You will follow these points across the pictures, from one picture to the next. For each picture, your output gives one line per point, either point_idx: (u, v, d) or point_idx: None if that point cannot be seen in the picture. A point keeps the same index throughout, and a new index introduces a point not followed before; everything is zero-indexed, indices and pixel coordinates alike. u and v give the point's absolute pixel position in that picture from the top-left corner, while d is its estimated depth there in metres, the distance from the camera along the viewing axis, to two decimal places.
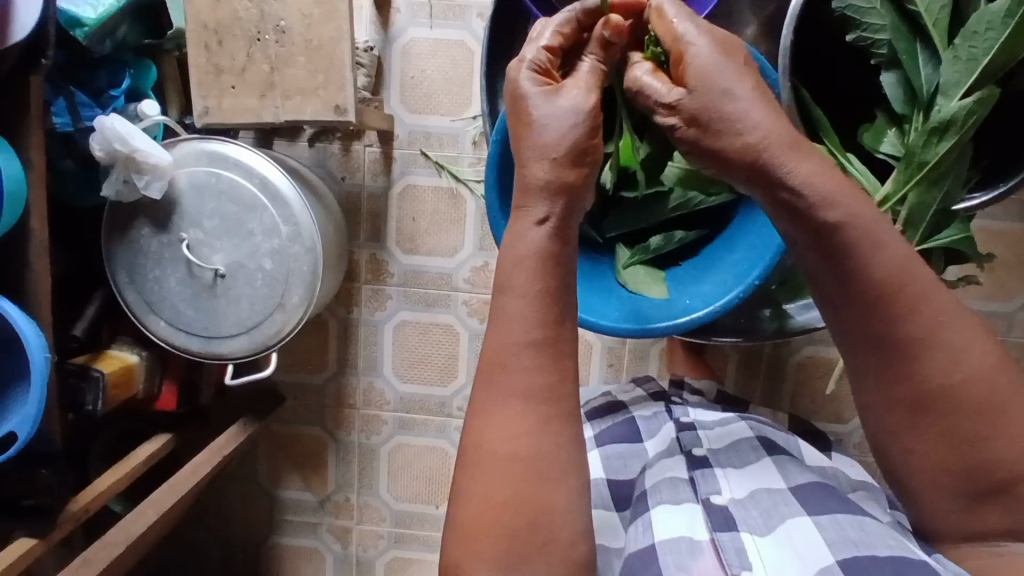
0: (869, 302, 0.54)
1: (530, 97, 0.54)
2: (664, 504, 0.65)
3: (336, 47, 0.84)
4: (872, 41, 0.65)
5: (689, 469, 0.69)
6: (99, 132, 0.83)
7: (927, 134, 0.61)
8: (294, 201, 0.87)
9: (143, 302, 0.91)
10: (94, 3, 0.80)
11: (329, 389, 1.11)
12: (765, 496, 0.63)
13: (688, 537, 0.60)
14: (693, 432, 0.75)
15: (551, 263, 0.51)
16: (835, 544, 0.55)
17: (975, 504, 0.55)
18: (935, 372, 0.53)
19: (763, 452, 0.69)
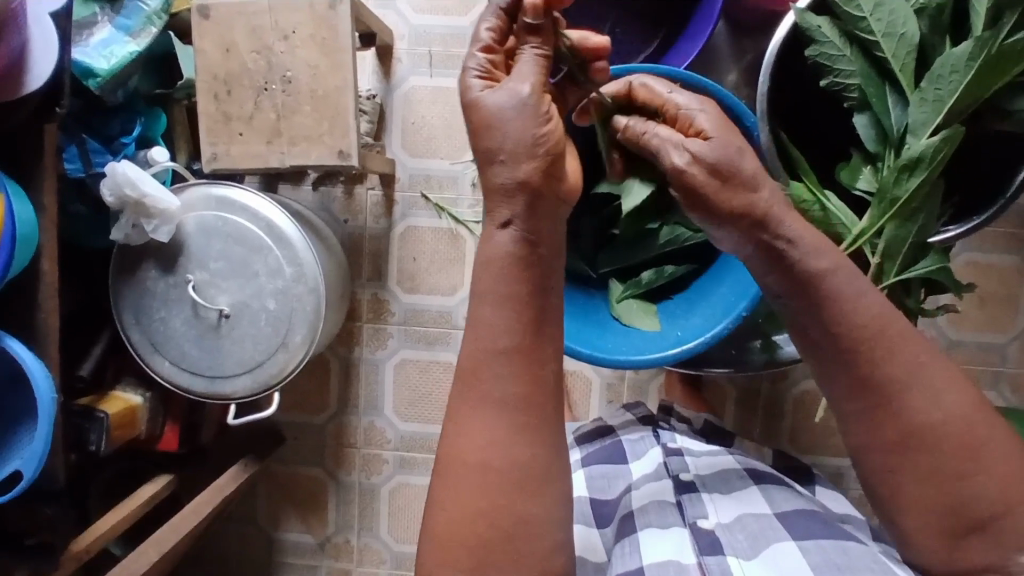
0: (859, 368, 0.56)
1: (473, 103, 0.51)
2: (651, 528, 0.66)
3: (341, 96, 0.87)
4: (844, 86, 0.68)
5: (676, 493, 0.70)
6: (110, 177, 0.85)
7: (898, 170, 0.63)
8: (298, 243, 0.90)
9: (148, 342, 0.93)
10: (107, 55, 0.84)
11: (329, 428, 1.12)
12: (752, 521, 0.63)
13: (676, 560, 0.61)
14: (681, 458, 0.76)
15: (518, 266, 0.51)
16: (817, 566, 0.56)
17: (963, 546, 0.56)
18: (918, 417, 0.55)
19: (751, 480, 0.70)
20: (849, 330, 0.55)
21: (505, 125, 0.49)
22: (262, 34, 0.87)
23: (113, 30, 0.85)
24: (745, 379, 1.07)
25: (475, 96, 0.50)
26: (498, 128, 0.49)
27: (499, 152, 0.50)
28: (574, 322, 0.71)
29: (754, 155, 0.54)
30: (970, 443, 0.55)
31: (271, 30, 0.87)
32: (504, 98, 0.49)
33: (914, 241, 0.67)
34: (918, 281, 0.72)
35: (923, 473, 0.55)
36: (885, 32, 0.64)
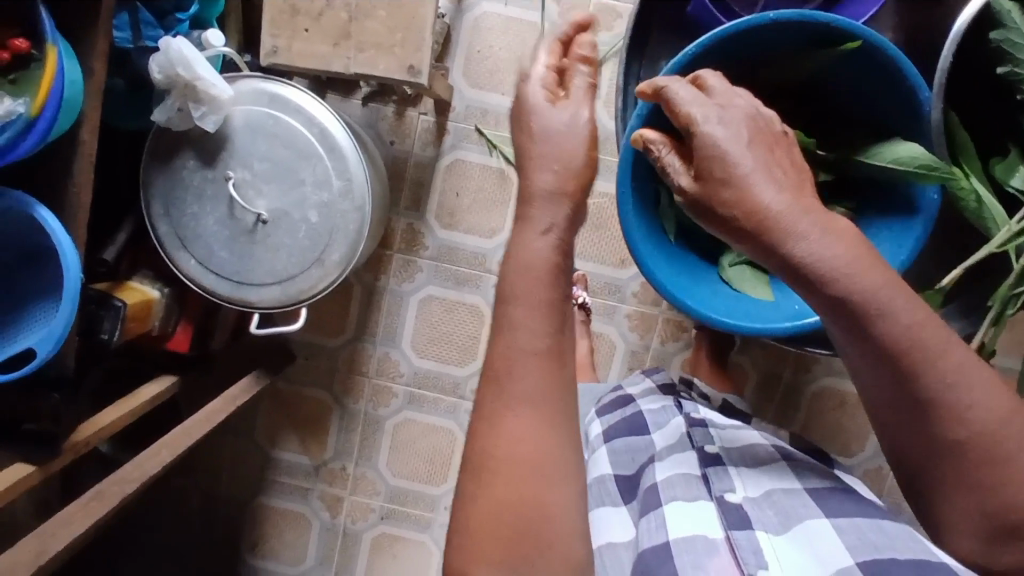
0: (884, 355, 0.51)
1: (534, 108, 0.58)
2: (678, 501, 0.60)
3: (420, 7, 0.82)
4: (1023, 78, 0.64)
5: (701, 466, 0.64)
6: (162, 53, 0.80)
7: None
8: (351, 156, 0.85)
9: (174, 237, 0.88)
10: None
11: (342, 354, 1.09)
12: (782, 497, 0.59)
13: (704, 535, 0.56)
14: (705, 428, 0.69)
15: (554, 273, 0.51)
16: (855, 548, 0.52)
17: (993, 543, 0.55)
18: (947, 427, 0.53)
19: (778, 457, 0.64)
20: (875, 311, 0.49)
21: (561, 133, 0.56)
22: None
23: None
24: (769, 367, 1.06)
25: (533, 105, 0.58)
26: (548, 137, 0.57)
27: (549, 159, 0.55)
28: (688, 279, 0.71)
29: (747, 178, 0.49)
30: (1003, 452, 0.53)
31: None
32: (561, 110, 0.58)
33: None
34: None
35: (958, 482, 0.55)
36: None
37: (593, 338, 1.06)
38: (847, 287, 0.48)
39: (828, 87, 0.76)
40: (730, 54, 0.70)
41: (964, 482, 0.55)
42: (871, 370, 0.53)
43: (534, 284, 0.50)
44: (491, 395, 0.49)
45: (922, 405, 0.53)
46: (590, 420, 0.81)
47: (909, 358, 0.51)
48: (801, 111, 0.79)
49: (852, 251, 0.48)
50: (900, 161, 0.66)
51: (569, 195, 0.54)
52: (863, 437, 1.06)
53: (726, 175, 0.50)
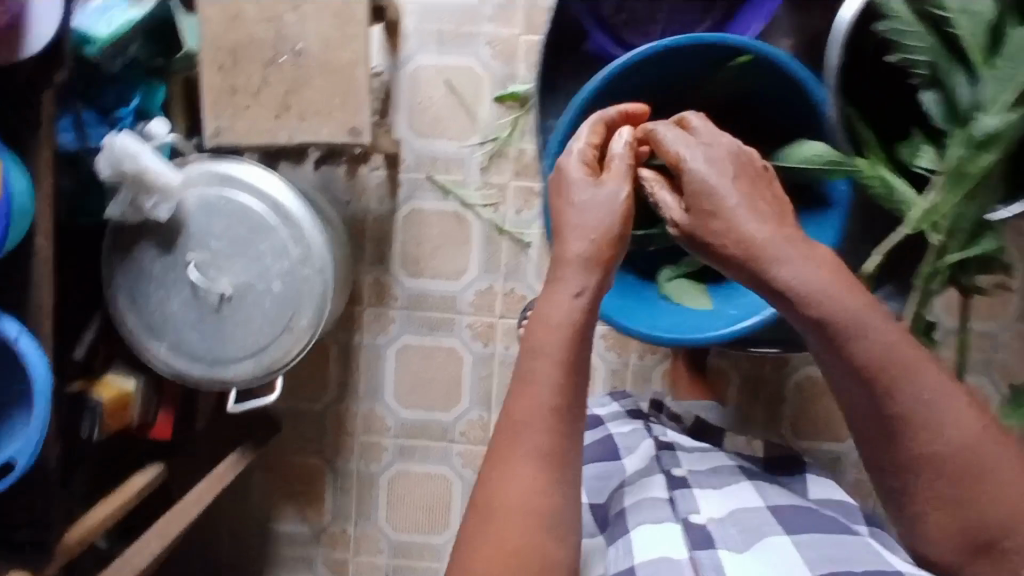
0: (861, 367, 0.58)
1: (573, 184, 0.62)
2: (645, 524, 0.62)
3: (354, 70, 0.84)
4: (913, 63, 0.66)
5: (669, 489, 0.67)
6: (106, 151, 0.81)
7: (972, 145, 0.63)
8: (305, 222, 0.87)
9: (144, 326, 0.88)
10: (107, 20, 0.79)
11: (328, 415, 1.09)
12: (744, 516, 0.61)
13: (668, 557, 0.59)
14: (672, 454, 0.73)
15: (577, 330, 0.57)
16: (812, 561, 0.55)
17: (973, 557, 0.59)
18: (921, 441, 0.58)
19: (741, 477, 0.68)
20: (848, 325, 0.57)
21: (596, 208, 0.60)
22: (271, 4, 0.83)
23: None
24: (749, 367, 1.08)
25: (573, 181, 0.62)
26: (582, 210, 0.61)
27: (581, 227, 0.60)
28: (627, 301, 0.74)
29: (731, 215, 0.59)
30: (974, 465, 0.57)
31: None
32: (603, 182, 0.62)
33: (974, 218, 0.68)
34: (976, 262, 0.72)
35: (938, 498, 0.59)
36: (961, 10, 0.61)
37: None
38: (829, 307, 0.57)
39: (745, 96, 0.78)
40: (638, 77, 0.74)
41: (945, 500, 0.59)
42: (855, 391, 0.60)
43: (553, 338, 0.57)
44: (506, 437, 0.56)
45: (900, 422, 0.59)
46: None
47: (881, 371, 0.58)
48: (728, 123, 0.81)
49: (832, 275, 0.58)
50: (807, 160, 0.68)
51: (600, 260, 0.59)
52: None
53: (714, 211, 0.59)
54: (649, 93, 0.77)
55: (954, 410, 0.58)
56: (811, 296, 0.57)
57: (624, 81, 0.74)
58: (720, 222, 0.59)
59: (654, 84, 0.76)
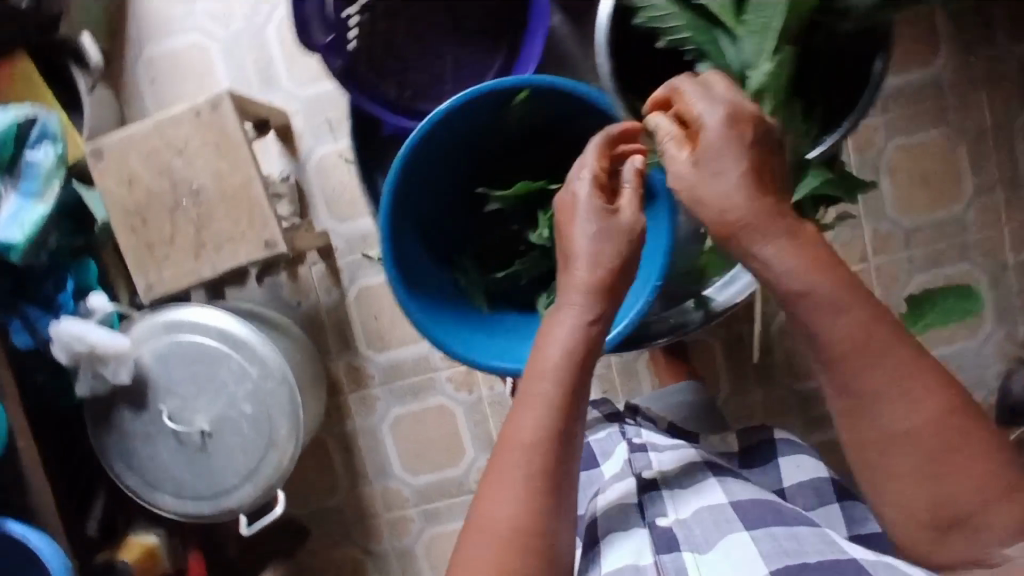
0: (842, 343, 0.58)
1: (581, 211, 0.63)
2: (615, 533, 0.67)
3: (251, 189, 0.88)
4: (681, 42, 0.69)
5: (640, 493, 0.70)
6: (56, 339, 0.86)
7: (746, 104, 0.64)
8: (254, 341, 0.90)
9: (143, 483, 0.92)
10: (21, 224, 0.82)
11: (348, 505, 1.12)
12: (707, 514, 0.65)
13: (633, 563, 0.63)
14: (644, 453, 0.75)
15: (577, 349, 0.61)
16: (769, 556, 0.58)
17: (943, 540, 0.58)
18: (904, 412, 0.57)
19: (710, 473, 0.70)
20: (820, 302, 0.57)
21: (603, 242, 0.62)
22: (158, 156, 0.88)
23: (18, 198, 0.83)
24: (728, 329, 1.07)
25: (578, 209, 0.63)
26: (586, 241, 0.62)
27: (586, 257, 0.62)
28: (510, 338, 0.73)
29: (733, 198, 0.58)
30: (947, 441, 0.57)
31: (165, 150, 0.87)
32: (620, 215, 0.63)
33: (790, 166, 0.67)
34: (810, 201, 0.72)
35: (909, 477, 0.58)
36: None
37: None
38: (803, 287, 0.57)
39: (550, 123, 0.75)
40: (458, 129, 0.72)
41: (914, 478, 0.58)
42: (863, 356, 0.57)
43: (551, 357, 0.61)
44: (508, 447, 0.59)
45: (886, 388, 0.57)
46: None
47: (857, 349, 0.57)
48: (543, 152, 0.79)
49: (805, 259, 0.58)
50: None
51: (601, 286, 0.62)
52: None
53: (712, 190, 0.59)
54: (468, 140, 0.74)
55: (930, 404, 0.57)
56: (796, 279, 0.58)
57: (446, 137, 0.71)
58: (720, 203, 0.58)
59: (471, 131, 0.74)
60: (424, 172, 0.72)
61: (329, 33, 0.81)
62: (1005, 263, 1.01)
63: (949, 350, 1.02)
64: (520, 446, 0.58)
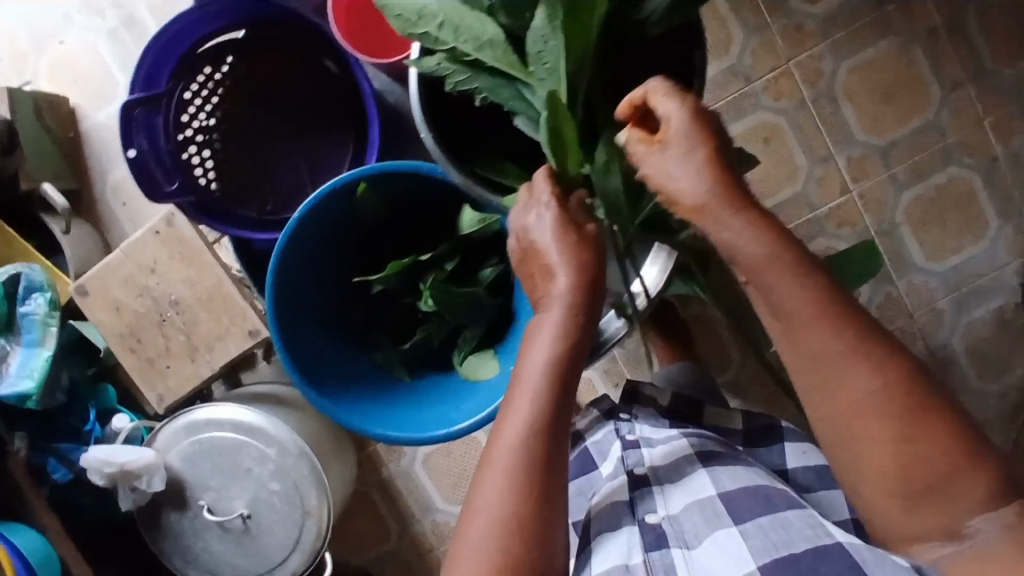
0: (813, 309, 0.53)
1: (542, 236, 0.57)
2: (603, 535, 0.64)
3: (223, 287, 0.93)
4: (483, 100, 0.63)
5: (631, 490, 0.67)
6: (88, 467, 0.94)
7: None
8: (265, 424, 0.95)
9: (204, 573, 0.99)
10: (30, 374, 0.91)
11: (404, 547, 1.16)
12: (699, 510, 0.62)
13: (624, 564, 0.60)
14: (639, 450, 0.70)
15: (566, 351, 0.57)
16: (758, 551, 0.57)
17: (912, 509, 0.54)
18: (861, 382, 0.53)
19: (699, 463, 0.67)
20: (779, 277, 0.52)
21: (575, 252, 0.57)
22: (134, 279, 0.94)
23: (24, 351, 0.93)
24: None
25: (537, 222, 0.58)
26: (554, 246, 0.57)
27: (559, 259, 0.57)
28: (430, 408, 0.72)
29: (699, 184, 0.52)
30: (909, 409, 0.53)
31: (138, 272, 0.94)
32: (588, 227, 0.58)
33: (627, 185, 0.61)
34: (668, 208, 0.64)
35: (876, 446, 0.54)
36: (476, 46, 0.59)
37: None
38: (762, 263, 0.53)
39: (415, 194, 0.75)
40: (319, 232, 0.72)
41: (882, 446, 0.54)
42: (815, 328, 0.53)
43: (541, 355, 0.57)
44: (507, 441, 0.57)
45: (842, 357, 0.53)
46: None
47: (826, 312, 0.52)
48: (414, 222, 0.78)
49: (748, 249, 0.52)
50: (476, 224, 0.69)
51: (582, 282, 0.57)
52: None
53: (674, 178, 0.53)
54: (334, 238, 0.75)
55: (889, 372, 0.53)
56: (760, 254, 0.53)
57: (308, 245, 0.72)
58: (681, 190, 0.53)
59: (335, 230, 0.74)
60: (302, 283, 0.73)
61: (172, 179, 0.87)
62: (995, 156, 0.97)
63: (958, 260, 0.98)
64: (505, 469, 0.55)
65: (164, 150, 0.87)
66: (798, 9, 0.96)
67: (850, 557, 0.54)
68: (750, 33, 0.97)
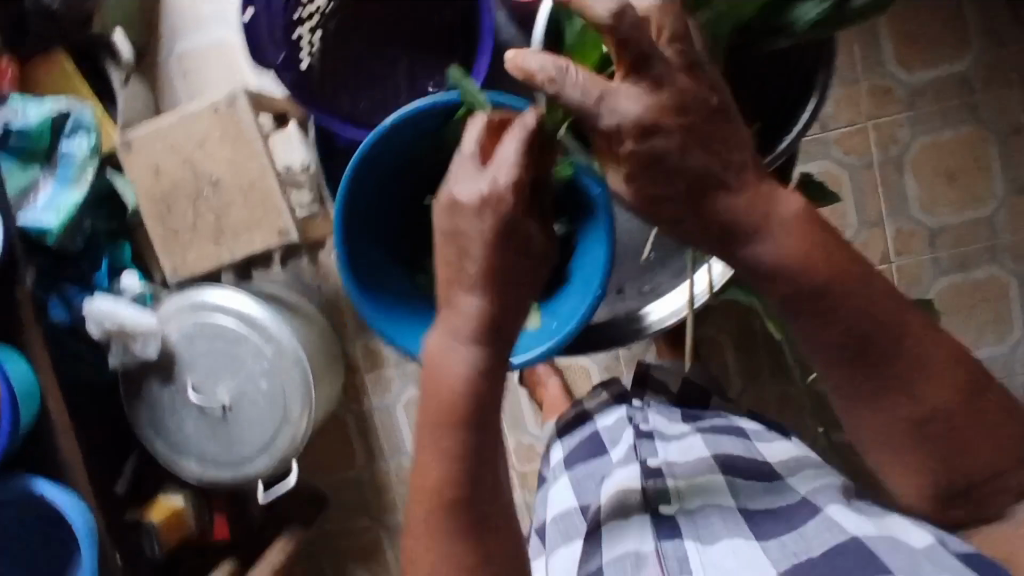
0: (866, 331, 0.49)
1: (473, 243, 0.47)
2: (614, 522, 0.59)
3: (266, 180, 0.93)
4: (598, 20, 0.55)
5: (642, 479, 0.62)
6: (89, 315, 0.95)
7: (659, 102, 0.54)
8: (271, 324, 0.96)
9: (171, 449, 1.00)
10: (55, 210, 0.91)
11: (365, 479, 1.18)
12: (714, 510, 0.56)
13: (635, 551, 0.54)
14: (651, 440, 0.68)
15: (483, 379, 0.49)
16: (778, 558, 0.50)
17: (950, 507, 0.54)
18: (897, 408, 0.50)
19: (720, 469, 0.60)
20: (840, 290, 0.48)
21: (506, 267, 0.47)
22: (180, 149, 0.93)
23: (55, 186, 0.93)
24: (737, 325, 1.05)
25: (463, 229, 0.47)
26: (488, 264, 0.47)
27: (491, 277, 0.47)
28: None
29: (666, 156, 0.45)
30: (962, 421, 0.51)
31: (187, 143, 0.93)
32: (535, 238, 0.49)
33: None
34: None
35: (915, 458, 0.52)
36: None
37: (564, 371, 1.08)
38: (820, 254, 0.47)
39: None
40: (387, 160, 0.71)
41: (932, 455, 0.51)
42: (838, 349, 0.49)
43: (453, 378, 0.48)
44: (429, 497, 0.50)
45: (896, 384, 0.50)
46: (553, 440, 0.82)
47: (881, 327, 0.48)
48: None
49: (795, 248, 0.48)
50: None
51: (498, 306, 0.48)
52: None
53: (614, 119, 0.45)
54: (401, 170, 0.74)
55: (942, 371, 0.49)
56: (812, 260, 0.47)
57: (375, 170, 0.70)
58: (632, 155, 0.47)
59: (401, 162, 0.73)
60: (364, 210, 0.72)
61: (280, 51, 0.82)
62: None
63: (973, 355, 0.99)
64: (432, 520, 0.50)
65: (279, 14, 0.81)
66: (891, 73, 0.96)
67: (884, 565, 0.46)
68: (838, 82, 0.97)
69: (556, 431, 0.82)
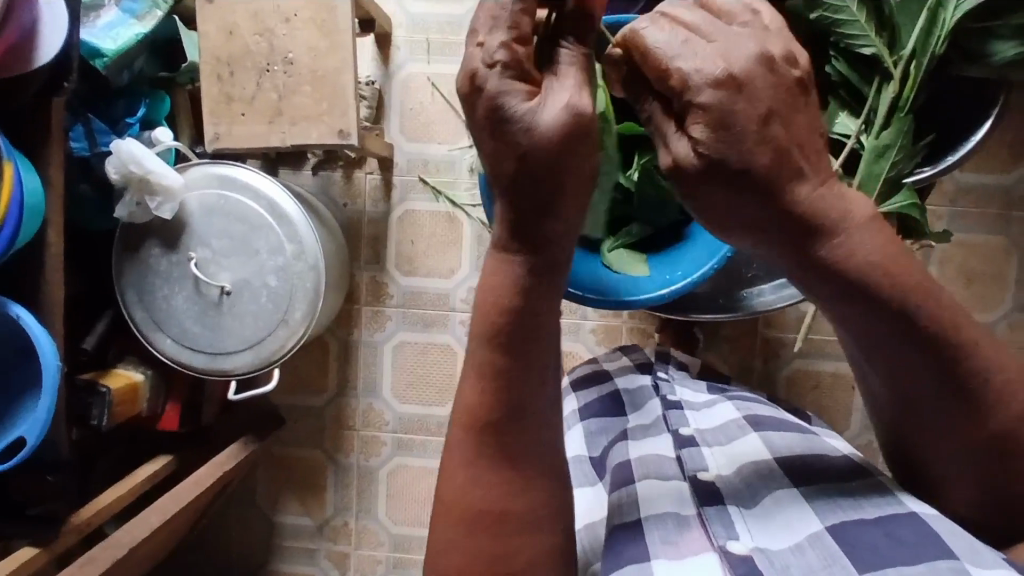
0: (918, 343, 0.47)
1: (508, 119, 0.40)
2: (650, 479, 0.60)
3: (341, 77, 0.89)
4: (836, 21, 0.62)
5: (676, 448, 0.63)
6: (115, 155, 0.87)
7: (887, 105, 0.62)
8: (298, 222, 0.92)
9: (150, 320, 0.94)
10: (114, 36, 0.85)
11: (328, 410, 1.13)
12: (752, 469, 0.57)
13: (674, 513, 0.55)
14: (680, 411, 0.69)
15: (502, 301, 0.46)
16: (823, 511, 0.51)
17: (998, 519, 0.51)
18: (959, 428, 0.49)
19: (750, 427, 0.63)
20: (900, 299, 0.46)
21: (530, 146, 0.41)
22: (263, 17, 0.89)
23: (120, 13, 0.86)
24: (737, 360, 1.08)
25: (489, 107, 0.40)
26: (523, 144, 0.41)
27: (523, 161, 0.41)
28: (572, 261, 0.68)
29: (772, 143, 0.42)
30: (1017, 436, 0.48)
31: (272, 14, 0.89)
32: (536, 116, 0.40)
33: (889, 177, 0.63)
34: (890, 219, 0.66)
35: (950, 457, 0.51)
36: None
37: None
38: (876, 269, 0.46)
39: None
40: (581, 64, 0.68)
41: (976, 461, 0.50)
42: (913, 359, 0.47)
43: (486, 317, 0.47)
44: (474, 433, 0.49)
45: (947, 396, 0.48)
46: (566, 392, 0.82)
47: (945, 346, 0.47)
48: None
49: (877, 246, 0.46)
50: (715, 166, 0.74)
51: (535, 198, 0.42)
52: (846, 414, 1.07)
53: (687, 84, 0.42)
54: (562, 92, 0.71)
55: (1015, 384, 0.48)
56: (870, 272, 0.46)
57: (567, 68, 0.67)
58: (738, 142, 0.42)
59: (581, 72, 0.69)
60: None
61: None
62: None
63: None
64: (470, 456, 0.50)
65: None
66: None
67: (941, 536, 0.46)
68: None
69: (569, 382, 0.83)
